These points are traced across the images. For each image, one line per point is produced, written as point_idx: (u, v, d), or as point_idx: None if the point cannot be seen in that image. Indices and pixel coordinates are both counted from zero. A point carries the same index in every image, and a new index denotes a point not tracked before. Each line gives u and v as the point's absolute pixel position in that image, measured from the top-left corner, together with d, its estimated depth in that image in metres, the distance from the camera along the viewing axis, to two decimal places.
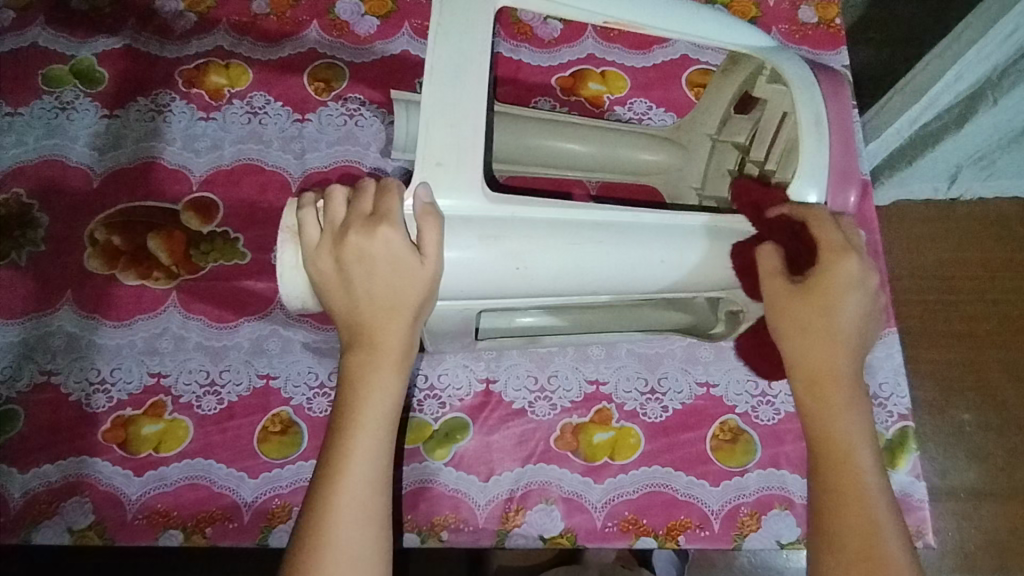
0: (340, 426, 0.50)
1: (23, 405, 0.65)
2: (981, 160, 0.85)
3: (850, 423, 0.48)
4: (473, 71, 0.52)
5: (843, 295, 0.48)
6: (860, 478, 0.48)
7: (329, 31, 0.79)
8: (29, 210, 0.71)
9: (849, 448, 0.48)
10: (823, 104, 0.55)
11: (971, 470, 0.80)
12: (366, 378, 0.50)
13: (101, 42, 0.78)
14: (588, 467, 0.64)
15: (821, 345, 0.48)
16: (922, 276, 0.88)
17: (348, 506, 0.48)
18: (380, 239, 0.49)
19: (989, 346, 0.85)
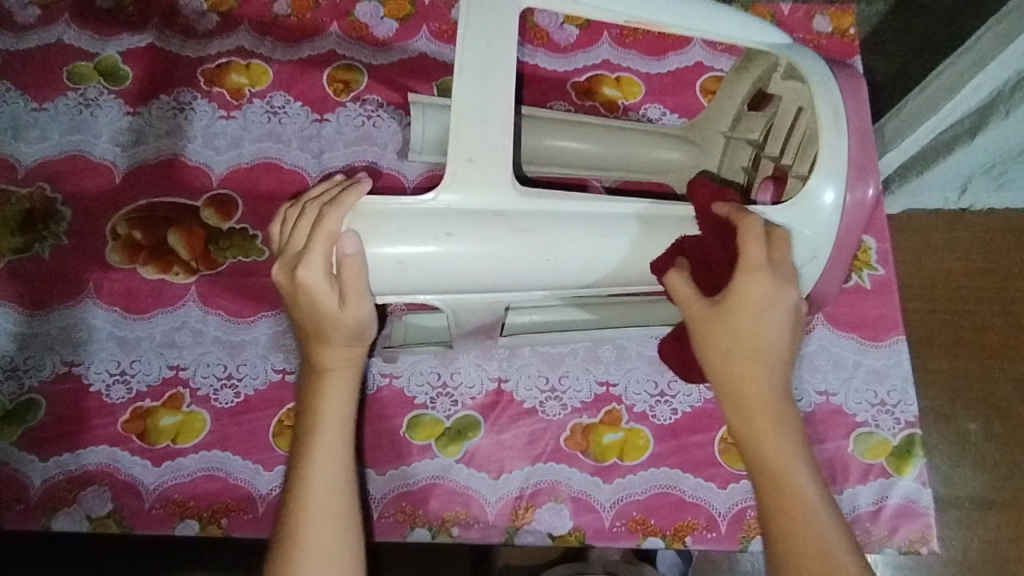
0: (305, 431, 0.55)
1: (45, 394, 0.66)
2: (994, 170, 0.85)
3: (780, 437, 0.50)
4: (501, 70, 0.52)
5: (755, 313, 0.49)
6: (800, 494, 0.48)
7: (348, 33, 0.80)
8: (53, 203, 0.73)
9: (787, 465, 0.49)
10: (841, 98, 0.57)
11: (975, 478, 0.80)
12: (327, 390, 0.55)
13: (125, 40, 0.79)
14: (597, 467, 0.65)
15: (745, 364, 0.50)
16: (931, 283, 0.88)
17: (320, 508, 0.52)
18: (312, 281, 0.49)
19: (995, 357, 0.85)
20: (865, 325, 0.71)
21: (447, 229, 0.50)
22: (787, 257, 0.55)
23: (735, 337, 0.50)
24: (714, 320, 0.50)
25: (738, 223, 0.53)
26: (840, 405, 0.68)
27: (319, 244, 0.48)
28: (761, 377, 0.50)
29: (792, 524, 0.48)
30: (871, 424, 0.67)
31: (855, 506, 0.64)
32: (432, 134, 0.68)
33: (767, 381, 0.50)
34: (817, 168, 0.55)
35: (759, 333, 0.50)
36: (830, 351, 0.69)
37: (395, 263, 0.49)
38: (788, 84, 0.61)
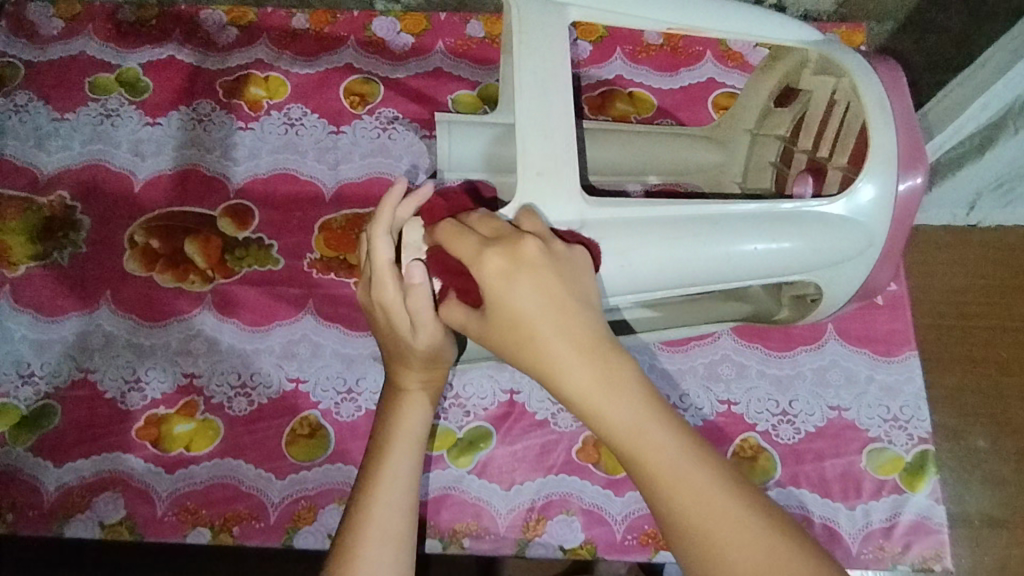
0: (376, 449, 0.53)
1: (60, 400, 0.67)
2: (1001, 187, 0.83)
3: (614, 400, 0.43)
4: (557, 79, 0.54)
5: (518, 286, 0.44)
6: (661, 454, 0.42)
7: (366, 47, 0.82)
8: (72, 212, 0.74)
9: (638, 429, 0.42)
10: (883, 89, 0.57)
11: (983, 496, 0.77)
12: (405, 415, 0.54)
13: (147, 53, 0.81)
14: (609, 479, 0.65)
15: (552, 340, 0.43)
16: (939, 303, 0.85)
17: (381, 528, 0.50)
18: (389, 305, 0.50)
19: (1005, 375, 0.82)
20: (877, 340, 0.71)
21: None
22: (844, 247, 0.56)
23: (519, 320, 0.44)
24: (496, 311, 0.44)
25: (795, 218, 0.55)
26: (852, 420, 0.68)
27: (387, 274, 0.50)
28: (576, 342, 0.43)
29: (670, 487, 0.41)
30: (884, 440, 0.67)
31: (867, 523, 0.64)
32: (455, 152, 0.69)
33: (589, 341, 0.43)
34: (868, 165, 0.56)
35: (530, 305, 0.43)
36: (842, 366, 0.69)
37: (475, 276, 0.50)
38: (820, 78, 0.62)
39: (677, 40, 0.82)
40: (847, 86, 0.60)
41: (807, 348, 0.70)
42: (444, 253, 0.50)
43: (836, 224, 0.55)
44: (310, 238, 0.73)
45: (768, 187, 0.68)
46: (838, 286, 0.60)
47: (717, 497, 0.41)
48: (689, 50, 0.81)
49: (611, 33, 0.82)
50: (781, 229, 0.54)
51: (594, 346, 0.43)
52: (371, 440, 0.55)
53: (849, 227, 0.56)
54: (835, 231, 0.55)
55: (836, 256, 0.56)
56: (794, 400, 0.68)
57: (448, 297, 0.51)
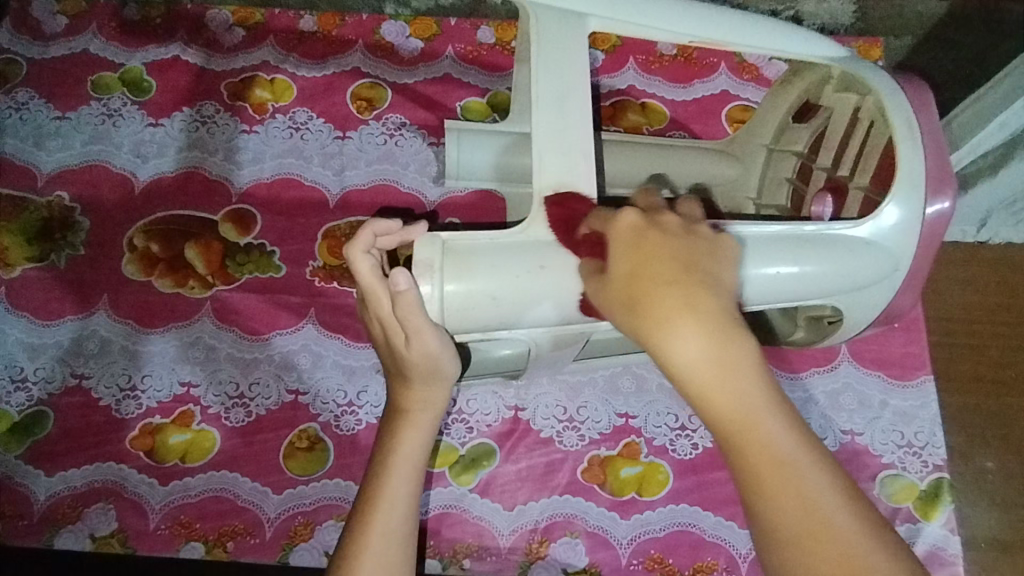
0: (375, 470, 0.52)
1: (54, 406, 0.65)
2: (1014, 206, 0.80)
3: (698, 352, 0.40)
4: (576, 92, 0.52)
5: (668, 248, 0.43)
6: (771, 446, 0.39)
7: (373, 51, 0.80)
8: (71, 213, 0.72)
9: (704, 385, 0.40)
10: (910, 110, 0.56)
11: (992, 519, 0.73)
12: (405, 435, 0.52)
13: (151, 52, 0.79)
14: (615, 501, 0.63)
15: (663, 292, 0.41)
16: (950, 321, 0.82)
17: (375, 556, 0.48)
18: (386, 317, 0.50)
19: (1017, 395, 0.79)
20: (892, 363, 0.69)
21: (541, 262, 0.49)
22: (869, 271, 0.54)
23: (643, 279, 0.42)
24: (616, 265, 0.44)
25: (818, 241, 0.53)
26: (866, 445, 0.66)
27: (377, 287, 0.49)
28: (682, 294, 0.41)
29: (773, 483, 0.38)
30: (898, 466, 0.65)
31: None
32: (466, 160, 0.69)
33: (708, 306, 0.41)
34: (893, 187, 0.54)
35: (650, 260, 0.43)
36: (855, 389, 0.68)
37: (487, 297, 0.49)
38: (842, 95, 0.61)
39: (692, 51, 0.80)
40: (872, 105, 0.58)
41: (820, 370, 0.68)
42: (455, 273, 0.48)
43: (861, 247, 0.54)
44: (313, 246, 0.72)
45: (784, 204, 0.66)
46: (859, 309, 0.58)
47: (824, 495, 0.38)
48: (703, 61, 0.80)
49: (624, 42, 0.80)
50: (804, 252, 0.52)
51: (717, 309, 0.41)
52: (371, 462, 0.53)
53: (873, 251, 0.54)
54: (860, 256, 0.54)
55: (859, 281, 0.54)
56: (805, 423, 0.66)
57: (460, 322, 0.49)
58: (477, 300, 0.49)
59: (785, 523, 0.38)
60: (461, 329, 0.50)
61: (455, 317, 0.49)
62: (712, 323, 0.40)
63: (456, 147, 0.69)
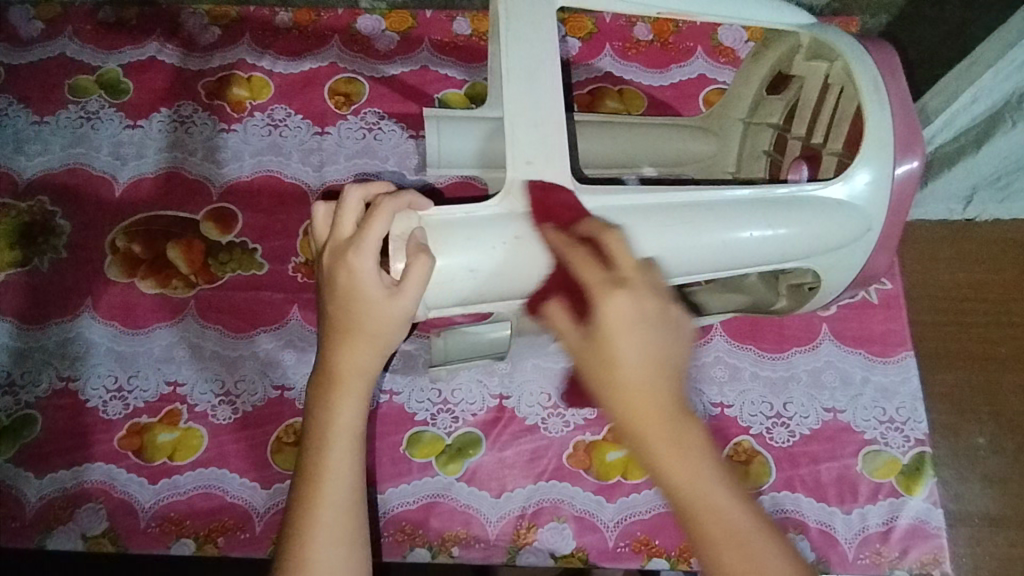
0: (314, 445, 0.50)
1: (41, 409, 0.66)
2: (998, 182, 0.81)
3: (692, 464, 0.44)
4: (547, 71, 0.52)
5: (642, 340, 0.44)
6: (730, 522, 0.43)
7: (350, 46, 0.80)
8: (53, 217, 0.72)
9: (707, 497, 0.43)
10: (879, 73, 0.56)
11: (984, 496, 0.74)
12: (338, 405, 0.50)
13: (128, 53, 0.79)
14: (600, 485, 0.64)
15: (635, 378, 0.44)
16: (939, 300, 0.82)
17: (328, 533, 0.48)
18: (358, 263, 0.48)
19: (1005, 370, 0.80)
20: (873, 340, 0.70)
21: (517, 234, 0.50)
22: (844, 230, 0.54)
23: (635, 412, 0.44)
24: (589, 356, 0.46)
25: (792, 204, 0.54)
26: (848, 423, 0.66)
27: (379, 224, 0.48)
28: (661, 367, 0.44)
29: (722, 550, 0.43)
30: (881, 442, 0.66)
31: (863, 527, 0.63)
32: (446, 147, 0.68)
33: (659, 401, 0.44)
34: (862, 150, 0.54)
35: (633, 362, 0.44)
36: (837, 367, 0.68)
37: (464, 270, 0.49)
38: (813, 63, 0.61)
39: (668, 36, 0.80)
40: (841, 70, 0.58)
41: (801, 349, 0.69)
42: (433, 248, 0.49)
43: (836, 208, 0.54)
44: (295, 242, 0.72)
45: (762, 175, 0.66)
46: (836, 272, 0.58)
47: (765, 557, 0.43)
48: (680, 45, 0.80)
49: (601, 29, 0.80)
50: (777, 215, 0.53)
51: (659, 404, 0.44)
52: (307, 430, 0.51)
53: (848, 212, 0.54)
54: (834, 216, 0.54)
55: (834, 241, 0.55)
56: (788, 402, 0.67)
57: (439, 294, 0.50)
58: (454, 273, 0.49)
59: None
60: (442, 304, 0.51)
61: (434, 292, 0.50)
62: (655, 403, 0.44)
63: (435, 135, 0.68)
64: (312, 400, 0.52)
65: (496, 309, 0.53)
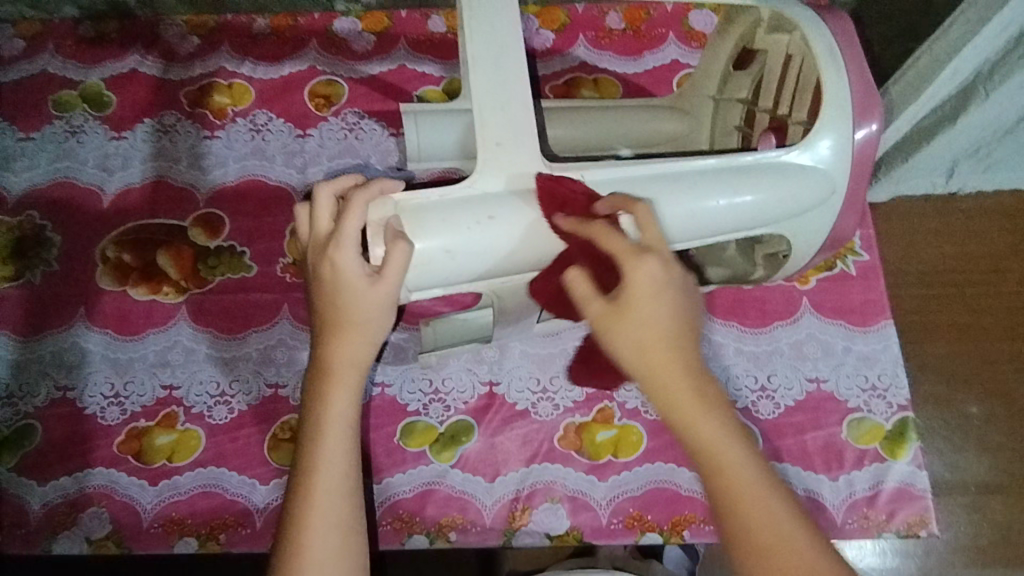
0: (308, 439, 0.52)
1: (41, 419, 0.67)
2: (977, 153, 0.83)
3: (706, 425, 0.46)
4: (510, 54, 0.53)
5: (659, 309, 0.46)
6: (743, 479, 0.45)
7: (328, 49, 0.81)
8: (43, 231, 0.74)
9: (724, 457, 0.45)
10: (833, 39, 0.57)
11: (980, 463, 0.78)
12: (331, 399, 0.52)
13: (109, 67, 0.80)
14: (592, 465, 0.65)
15: (655, 349, 0.46)
16: (926, 272, 0.85)
17: (323, 521, 0.50)
18: (340, 256, 0.49)
19: (991, 338, 0.82)
20: (853, 311, 0.71)
21: (491, 213, 0.51)
22: (807, 195, 0.56)
23: (690, 391, 0.46)
24: (610, 330, 0.47)
25: (757, 171, 0.55)
26: (832, 392, 0.68)
27: (355, 215, 0.49)
28: (667, 346, 0.46)
29: (745, 511, 0.45)
30: (864, 409, 0.67)
31: (850, 492, 0.64)
32: (426, 142, 0.69)
33: (676, 361, 0.46)
34: (823, 116, 0.56)
35: (655, 326, 0.46)
36: (819, 339, 0.70)
37: (442, 251, 0.50)
38: (774, 36, 0.62)
39: (640, 23, 0.81)
40: (800, 41, 0.60)
41: (782, 324, 0.70)
42: (410, 230, 0.50)
43: (801, 174, 0.55)
44: (282, 243, 0.73)
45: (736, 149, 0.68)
46: (805, 237, 0.60)
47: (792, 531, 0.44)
48: (652, 32, 0.81)
49: (573, 20, 0.81)
50: (743, 182, 0.54)
51: (680, 373, 0.46)
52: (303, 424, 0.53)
53: (812, 177, 0.56)
54: (798, 180, 0.55)
55: (800, 204, 0.56)
56: (772, 375, 0.68)
57: (420, 277, 0.51)
58: (432, 256, 0.50)
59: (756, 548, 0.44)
60: (424, 286, 0.52)
61: (415, 275, 0.51)
62: (661, 363, 0.46)
63: (415, 133, 0.69)
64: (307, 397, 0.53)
65: (476, 288, 0.54)
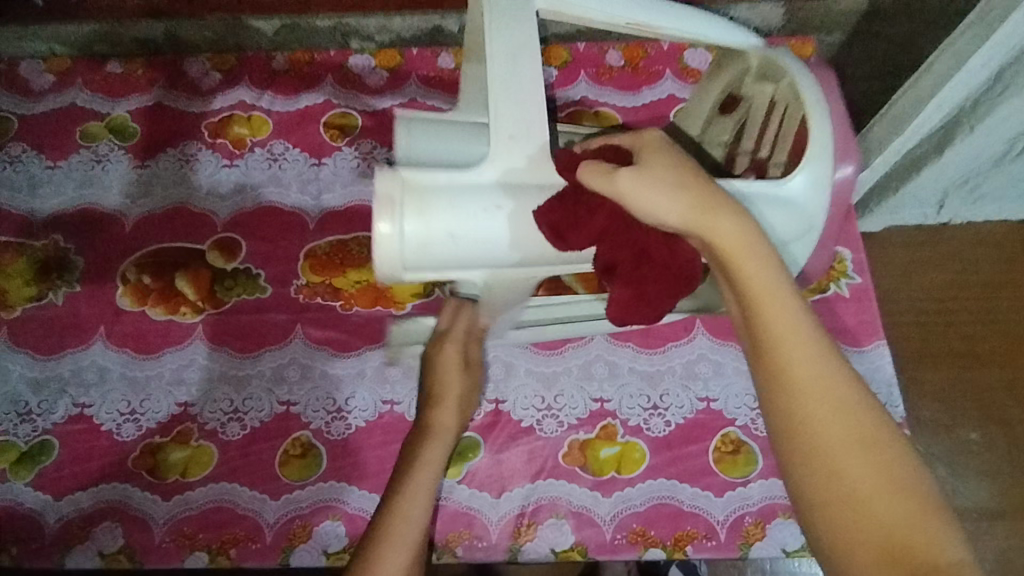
0: (397, 478, 0.59)
1: (58, 435, 0.69)
2: (966, 185, 0.87)
3: (763, 277, 0.44)
4: (527, 56, 0.55)
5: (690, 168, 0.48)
6: (801, 335, 0.43)
7: (343, 84, 0.86)
8: (67, 254, 0.77)
9: (781, 310, 0.43)
10: (820, 91, 0.61)
11: (980, 488, 0.81)
12: (427, 451, 0.61)
13: (135, 100, 0.85)
14: (596, 481, 0.66)
15: (702, 199, 0.45)
16: (924, 300, 0.90)
17: (398, 545, 0.55)
18: (444, 348, 0.66)
19: (992, 365, 0.87)
20: (846, 332, 0.73)
21: (500, 202, 0.52)
22: (786, 227, 0.58)
23: (761, 296, 0.44)
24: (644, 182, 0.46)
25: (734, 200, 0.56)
26: None
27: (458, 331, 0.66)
28: (713, 198, 0.45)
29: (802, 367, 0.42)
30: None
31: None
32: None
33: (723, 214, 0.45)
34: (805, 158, 0.58)
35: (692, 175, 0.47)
36: None
37: (445, 235, 0.51)
38: (760, 84, 0.66)
39: (638, 61, 0.86)
40: (786, 90, 0.63)
41: None
42: (416, 210, 0.51)
43: (779, 206, 0.57)
44: (296, 265, 0.76)
45: None
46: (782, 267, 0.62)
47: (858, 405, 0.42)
48: (650, 69, 0.86)
49: (574, 58, 0.86)
50: None
51: (731, 220, 0.45)
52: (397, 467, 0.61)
53: (791, 210, 0.58)
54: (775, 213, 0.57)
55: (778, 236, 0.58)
56: None
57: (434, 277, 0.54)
58: (434, 239, 0.51)
59: (820, 415, 0.41)
60: (418, 266, 0.53)
61: (414, 256, 0.52)
62: (710, 210, 0.45)
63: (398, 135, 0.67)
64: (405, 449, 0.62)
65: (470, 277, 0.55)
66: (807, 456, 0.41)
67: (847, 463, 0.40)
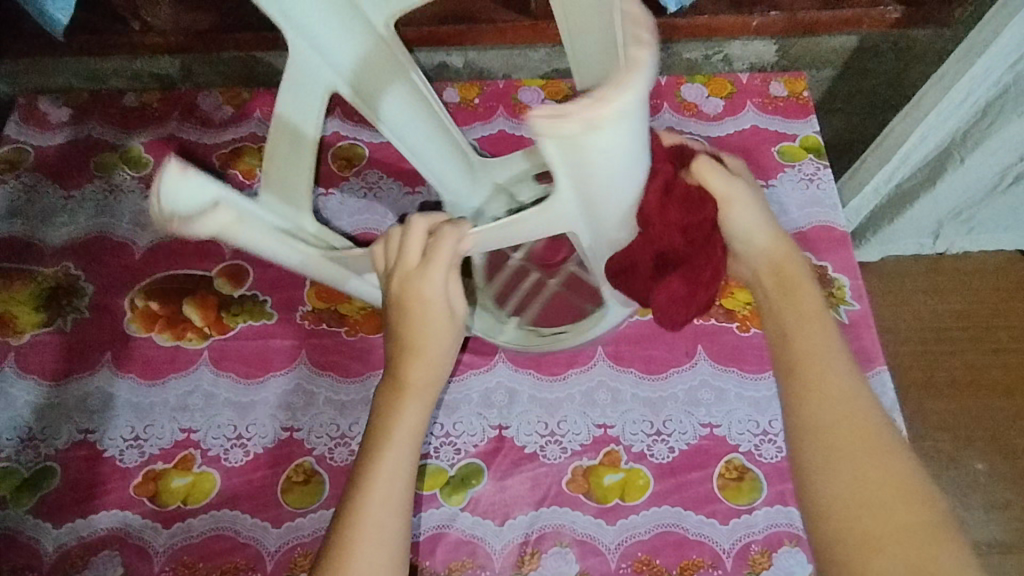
0: (374, 440, 0.54)
1: (61, 461, 0.68)
2: (959, 216, 0.92)
3: (802, 309, 0.53)
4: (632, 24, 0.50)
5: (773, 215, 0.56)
6: (828, 358, 0.50)
7: (350, 116, 0.87)
8: (76, 281, 0.78)
9: (815, 336, 0.51)
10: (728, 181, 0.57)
11: (989, 518, 0.86)
12: (404, 408, 0.55)
13: (148, 132, 0.87)
14: (600, 508, 0.66)
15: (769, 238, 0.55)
16: (922, 331, 0.98)
17: (376, 524, 0.51)
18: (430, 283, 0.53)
19: (991, 395, 0.93)
20: None
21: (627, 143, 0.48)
22: None
23: (800, 326, 0.52)
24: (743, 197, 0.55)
25: None
26: None
27: (443, 255, 0.53)
28: (778, 241, 0.55)
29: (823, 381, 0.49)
30: None
31: None
32: None
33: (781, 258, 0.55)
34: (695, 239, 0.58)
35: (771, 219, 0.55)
36: None
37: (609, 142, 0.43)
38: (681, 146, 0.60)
39: None
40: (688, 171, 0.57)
41: None
42: (617, 85, 0.39)
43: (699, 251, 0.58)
44: (301, 292, 0.77)
45: None
46: None
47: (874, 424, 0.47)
48: None
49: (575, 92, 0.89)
50: None
51: (784, 260, 0.54)
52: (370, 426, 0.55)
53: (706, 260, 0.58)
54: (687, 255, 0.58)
55: None
56: (773, 420, 0.70)
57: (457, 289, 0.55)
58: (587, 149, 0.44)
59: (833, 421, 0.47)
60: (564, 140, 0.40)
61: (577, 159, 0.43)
62: (771, 245, 0.55)
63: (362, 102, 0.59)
64: (378, 401, 0.56)
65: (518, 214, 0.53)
66: (813, 445, 0.47)
67: (851, 460, 0.45)
